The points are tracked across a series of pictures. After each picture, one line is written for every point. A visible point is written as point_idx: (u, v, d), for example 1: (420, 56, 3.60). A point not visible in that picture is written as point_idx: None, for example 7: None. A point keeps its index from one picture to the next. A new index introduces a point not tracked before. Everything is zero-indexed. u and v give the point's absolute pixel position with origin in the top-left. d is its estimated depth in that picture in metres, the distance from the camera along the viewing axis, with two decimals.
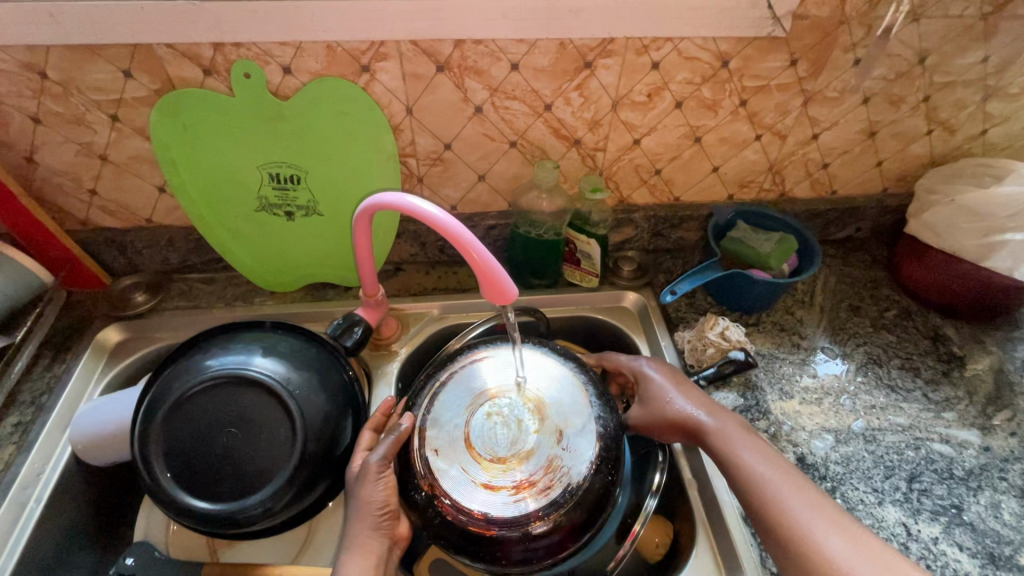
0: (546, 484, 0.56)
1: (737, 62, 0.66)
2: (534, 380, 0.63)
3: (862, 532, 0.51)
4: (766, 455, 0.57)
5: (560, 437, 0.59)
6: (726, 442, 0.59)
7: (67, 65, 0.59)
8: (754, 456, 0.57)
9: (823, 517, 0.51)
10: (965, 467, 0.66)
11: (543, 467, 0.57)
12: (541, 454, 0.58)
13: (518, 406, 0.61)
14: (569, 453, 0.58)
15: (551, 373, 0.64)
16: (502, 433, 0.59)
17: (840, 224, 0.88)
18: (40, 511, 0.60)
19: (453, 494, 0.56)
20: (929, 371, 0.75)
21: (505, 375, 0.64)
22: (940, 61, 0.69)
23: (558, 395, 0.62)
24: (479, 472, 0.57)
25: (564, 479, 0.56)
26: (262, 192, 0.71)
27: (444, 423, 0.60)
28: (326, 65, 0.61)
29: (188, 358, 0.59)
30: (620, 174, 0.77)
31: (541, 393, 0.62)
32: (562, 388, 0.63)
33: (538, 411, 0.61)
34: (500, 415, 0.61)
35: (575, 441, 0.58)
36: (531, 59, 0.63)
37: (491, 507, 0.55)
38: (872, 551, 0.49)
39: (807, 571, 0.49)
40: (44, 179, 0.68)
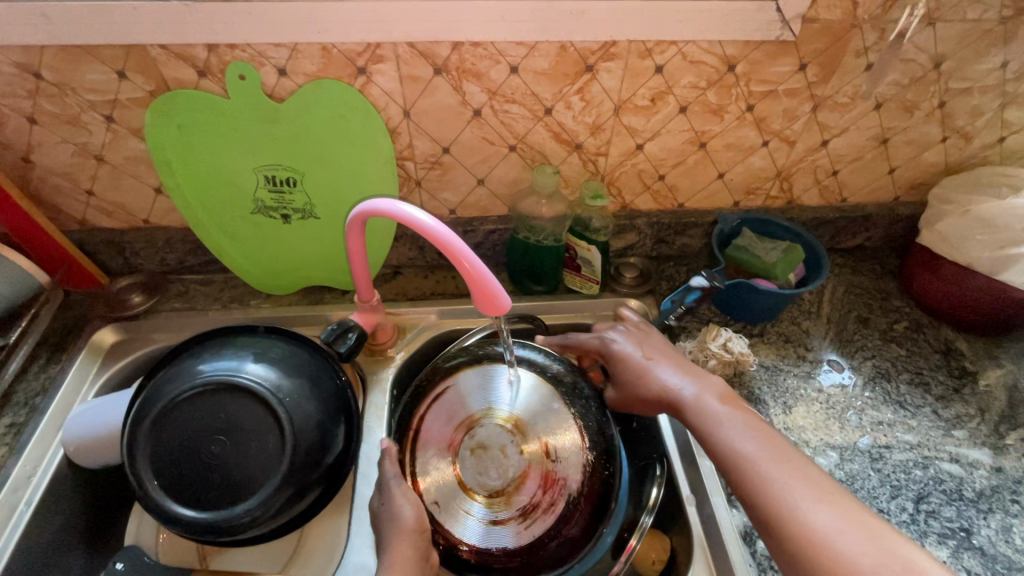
0: (552, 501, 0.58)
1: (744, 66, 0.64)
2: (504, 398, 0.62)
3: (847, 502, 0.48)
4: (746, 425, 0.55)
5: (548, 454, 0.59)
6: (703, 414, 0.57)
7: (62, 66, 0.58)
8: (732, 427, 0.55)
9: (804, 485, 0.48)
10: (975, 488, 0.63)
11: (540, 485, 0.58)
12: (533, 472, 0.59)
13: (497, 431, 0.60)
14: (562, 468, 0.59)
15: (522, 384, 0.63)
16: (491, 462, 0.59)
17: (850, 233, 0.85)
18: (30, 514, 0.59)
19: (467, 539, 0.57)
20: (940, 387, 0.73)
21: (476, 395, 0.62)
22: (956, 66, 0.67)
23: (534, 409, 0.61)
24: (481, 508, 0.58)
25: (564, 493, 0.58)
26: (258, 194, 0.70)
27: (429, 467, 0.59)
28: (321, 67, 0.60)
29: (178, 362, 0.59)
30: (623, 179, 0.75)
31: (516, 410, 0.61)
32: (536, 398, 0.62)
33: (518, 431, 0.60)
34: (482, 444, 0.60)
35: (565, 451, 0.59)
36: (531, 62, 0.62)
37: (504, 539, 0.57)
38: (858, 520, 0.46)
39: (787, 542, 0.46)
40: (41, 179, 0.68)
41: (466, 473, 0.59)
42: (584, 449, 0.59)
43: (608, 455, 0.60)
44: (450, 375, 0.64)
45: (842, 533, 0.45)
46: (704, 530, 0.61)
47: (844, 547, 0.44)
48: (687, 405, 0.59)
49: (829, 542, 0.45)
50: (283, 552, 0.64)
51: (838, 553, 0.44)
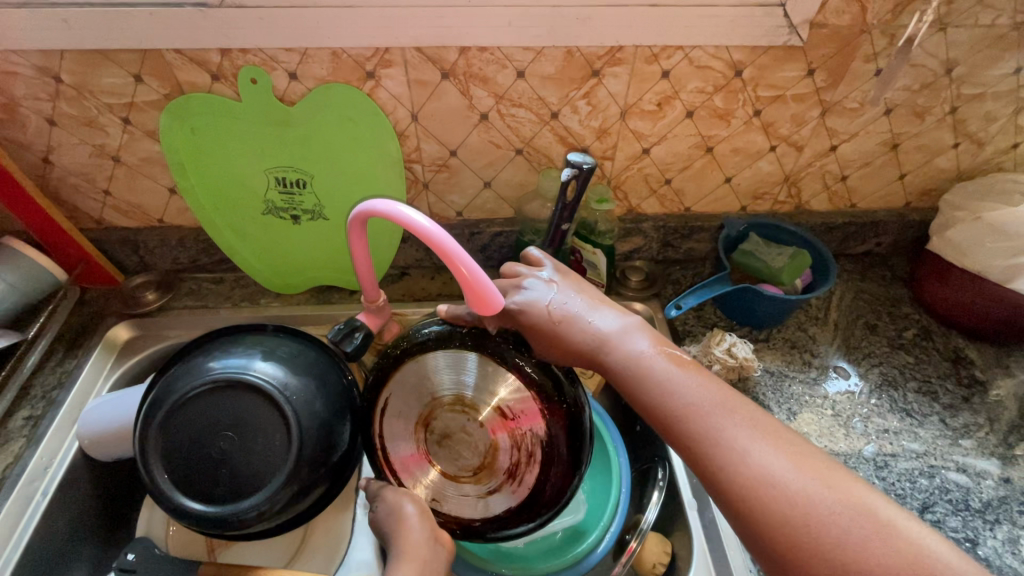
0: (529, 454, 0.57)
1: (751, 71, 0.64)
2: (435, 384, 0.58)
3: (787, 439, 0.47)
4: (675, 367, 0.52)
5: (507, 415, 0.57)
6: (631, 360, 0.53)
7: (81, 69, 0.60)
8: (663, 371, 0.52)
9: (740, 428, 0.47)
10: (981, 499, 0.63)
11: (512, 444, 0.57)
12: (502, 435, 0.57)
13: (448, 417, 0.58)
14: (522, 421, 0.56)
15: (449, 365, 0.57)
16: (462, 442, 0.59)
17: (860, 238, 0.84)
18: (46, 504, 0.61)
19: (476, 514, 0.58)
20: (948, 396, 0.72)
21: (411, 389, 0.59)
22: (968, 72, 0.66)
23: (474, 383, 0.57)
24: (474, 487, 0.58)
25: (535, 441, 0.56)
26: (268, 195, 0.71)
27: (411, 471, 0.59)
28: (331, 71, 0.62)
29: (186, 360, 0.60)
30: (629, 183, 0.75)
31: (456, 391, 0.58)
32: (464, 367, 0.57)
33: (472, 406, 0.58)
34: (445, 434, 0.59)
35: (523, 406, 0.56)
36: (537, 67, 0.62)
37: (508, 501, 0.57)
38: (799, 455, 0.46)
39: (735, 495, 0.45)
40: (59, 179, 0.70)
41: (446, 460, 0.59)
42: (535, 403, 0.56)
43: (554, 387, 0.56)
44: (382, 385, 0.58)
45: (785, 471, 0.44)
46: (705, 536, 0.62)
47: (788, 487, 0.44)
48: (612, 350, 0.54)
49: (774, 487, 0.44)
50: (290, 545, 0.66)
51: (785, 492, 0.43)
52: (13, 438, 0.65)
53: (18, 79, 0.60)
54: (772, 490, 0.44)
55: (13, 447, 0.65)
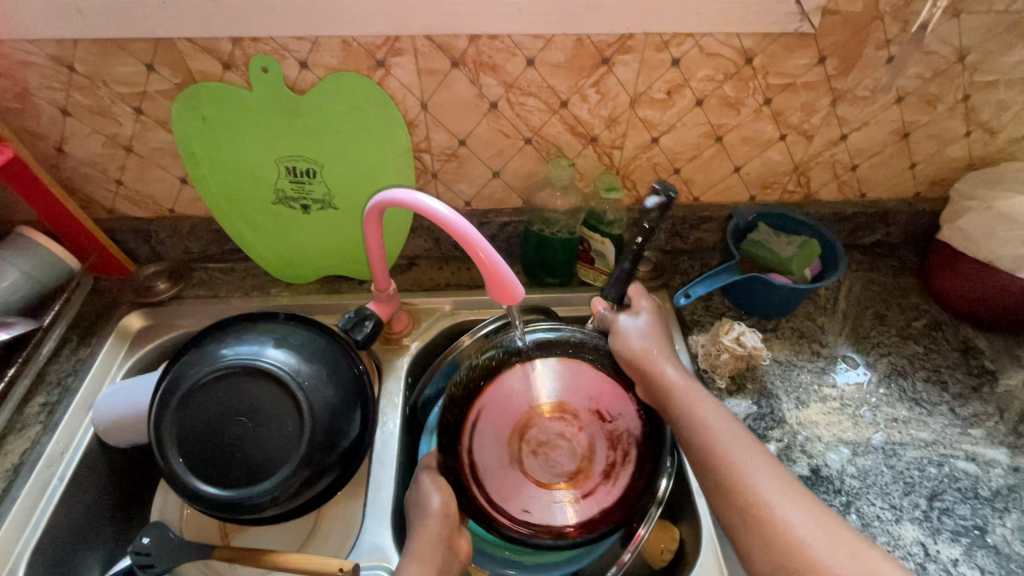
0: (625, 452, 0.59)
1: (762, 59, 0.64)
2: (538, 391, 0.59)
3: (820, 507, 0.50)
4: (731, 426, 0.56)
5: (604, 415, 0.59)
6: (692, 403, 0.57)
7: (93, 58, 0.60)
8: (719, 423, 0.56)
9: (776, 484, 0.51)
10: (991, 487, 0.63)
11: (609, 444, 0.59)
12: (601, 436, 0.59)
13: (547, 424, 0.58)
14: (616, 420, 0.59)
15: (534, 376, 0.59)
16: (561, 449, 0.59)
17: (869, 228, 0.84)
18: (63, 488, 0.62)
19: (573, 521, 0.58)
20: (958, 385, 0.72)
21: (507, 402, 0.59)
22: (981, 59, 0.65)
23: (574, 390, 0.59)
24: (568, 493, 0.59)
25: (633, 440, 0.59)
26: (279, 185, 0.72)
27: (495, 477, 0.59)
28: (342, 60, 0.62)
29: (200, 348, 0.61)
30: (637, 173, 0.75)
31: (554, 398, 0.58)
32: (562, 375, 0.59)
33: (572, 413, 0.59)
34: (542, 442, 0.58)
35: (620, 408, 0.59)
36: (547, 55, 0.62)
37: (602, 504, 0.58)
38: (829, 524, 0.49)
39: (759, 534, 0.49)
40: (72, 169, 0.70)
41: (540, 470, 0.59)
42: (632, 403, 0.60)
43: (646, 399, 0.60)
44: (476, 399, 0.58)
45: (811, 532, 0.48)
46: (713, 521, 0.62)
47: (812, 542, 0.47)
48: (676, 393, 0.58)
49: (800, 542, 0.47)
50: (303, 530, 0.67)
51: (806, 552, 0.47)
52: (29, 424, 0.66)
53: (32, 68, 0.61)
54: (796, 550, 0.47)
55: (30, 432, 0.66)
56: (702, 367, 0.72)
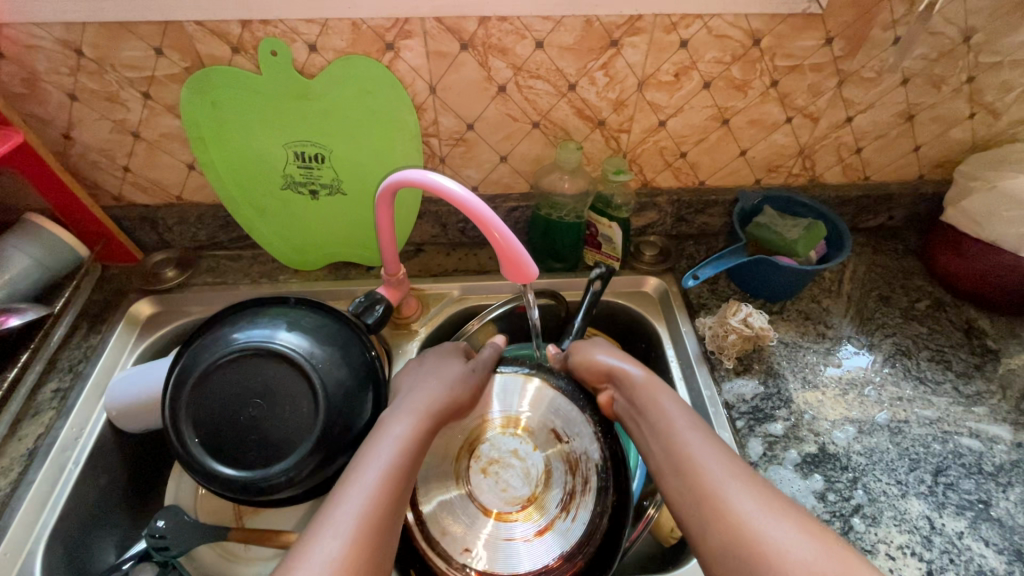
0: (584, 480, 0.59)
1: (769, 40, 0.64)
2: (496, 407, 0.63)
3: (777, 496, 0.45)
4: (692, 417, 0.54)
5: (560, 437, 0.62)
6: (652, 396, 0.56)
7: (102, 42, 0.60)
8: (676, 411, 0.54)
9: (728, 469, 0.47)
10: (994, 462, 0.64)
11: (565, 471, 0.60)
12: (555, 459, 0.61)
13: (501, 440, 0.62)
14: (573, 444, 0.61)
15: (499, 392, 0.64)
16: (512, 470, 0.61)
17: (872, 211, 0.85)
18: (79, 472, 0.63)
19: (525, 562, 0.56)
20: (961, 364, 0.73)
21: (464, 419, 0.62)
22: (986, 40, 0.66)
23: (534, 407, 0.63)
24: (519, 529, 0.58)
25: (591, 466, 0.59)
26: (287, 170, 0.72)
27: (438, 499, 0.59)
28: (351, 43, 0.62)
29: (213, 330, 0.61)
30: (644, 157, 0.75)
31: (510, 413, 0.63)
32: (523, 392, 0.64)
33: (528, 432, 0.62)
34: (495, 459, 0.61)
35: (576, 430, 0.61)
36: (556, 37, 0.62)
37: (559, 542, 0.57)
38: (782, 509, 0.44)
39: (704, 521, 0.45)
40: (80, 155, 0.70)
41: (489, 497, 0.59)
42: (590, 426, 0.61)
43: (605, 422, 0.62)
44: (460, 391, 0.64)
45: (758, 517, 0.43)
46: None
47: (760, 527, 0.42)
48: (637, 387, 0.57)
49: (747, 527, 0.43)
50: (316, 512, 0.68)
51: (751, 538, 0.42)
52: (43, 410, 0.67)
53: (39, 52, 0.61)
54: (741, 535, 0.42)
55: (43, 418, 0.66)
56: (709, 348, 0.72)
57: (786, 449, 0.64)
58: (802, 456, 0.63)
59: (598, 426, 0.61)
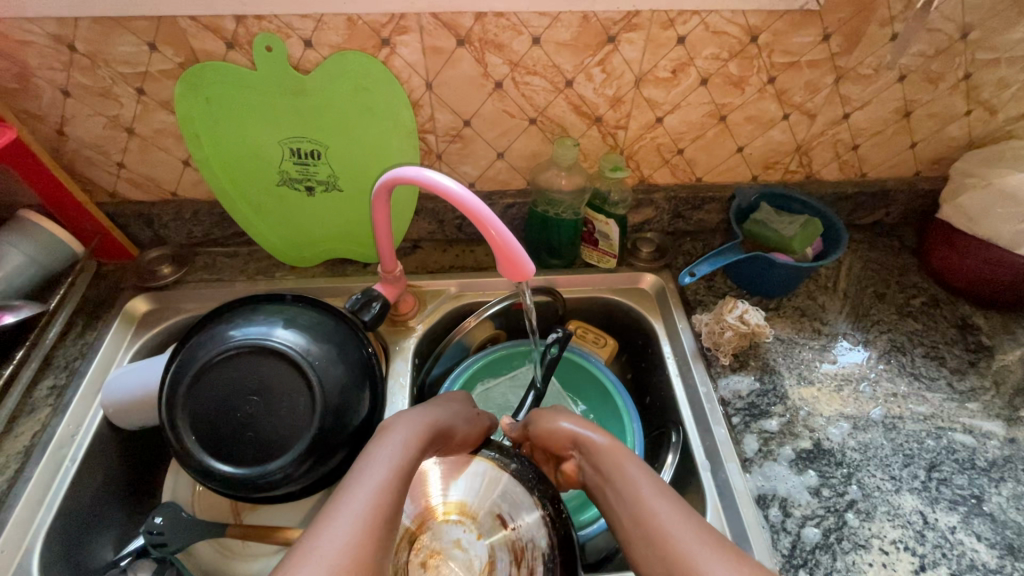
0: (529, 570, 0.54)
1: (767, 37, 0.64)
2: (439, 492, 0.59)
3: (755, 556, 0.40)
4: (658, 481, 0.49)
5: (504, 522, 0.57)
6: (617, 463, 0.51)
7: (95, 37, 0.60)
8: (643, 477, 0.49)
9: (702, 535, 0.42)
10: (987, 458, 0.64)
11: (509, 562, 0.55)
12: (500, 548, 0.56)
13: (444, 530, 0.58)
14: (519, 532, 0.56)
15: (449, 475, 0.59)
16: (455, 563, 0.56)
17: (869, 208, 0.85)
18: (75, 470, 0.63)
19: None
20: (956, 360, 0.73)
21: (407, 508, 0.58)
22: (983, 36, 0.66)
23: (478, 491, 0.59)
24: None
25: (537, 555, 0.54)
26: (283, 166, 0.71)
27: None
28: (346, 38, 0.61)
29: (209, 328, 0.61)
30: (641, 153, 0.75)
31: (456, 501, 0.59)
32: (472, 476, 0.59)
33: (472, 519, 0.58)
34: (435, 551, 0.57)
35: (521, 514, 0.57)
36: (553, 33, 0.62)
37: None
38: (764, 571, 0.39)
39: None
40: (74, 151, 0.70)
41: None
42: (538, 509, 0.56)
43: (555, 503, 0.56)
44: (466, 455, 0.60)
45: None
46: (719, 494, 0.62)
47: None
48: (601, 454, 0.53)
49: None
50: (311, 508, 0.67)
51: None
52: (38, 407, 0.66)
53: (32, 48, 0.60)
54: None
55: (39, 415, 0.66)
56: (705, 345, 0.73)
57: (781, 445, 0.64)
58: (796, 452, 0.64)
59: (547, 510, 0.56)
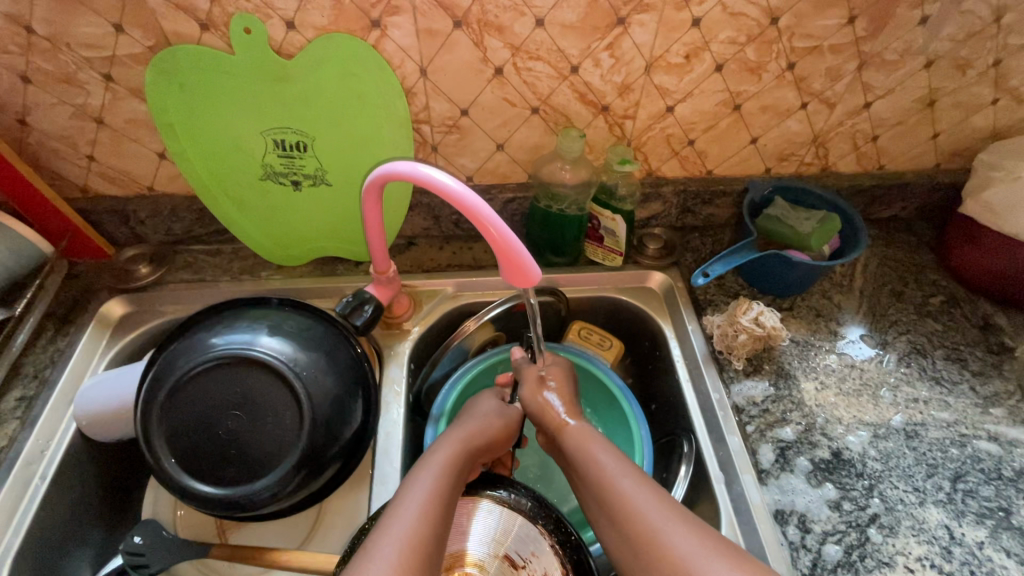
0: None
1: (788, 19, 0.60)
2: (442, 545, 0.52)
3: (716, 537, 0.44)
4: (623, 460, 0.52)
5: (516, 564, 0.52)
6: (582, 444, 0.54)
7: (54, 18, 0.55)
8: (605, 456, 0.52)
9: (661, 510, 0.46)
10: (1014, 467, 0.61)
11: None
12: None
13: None
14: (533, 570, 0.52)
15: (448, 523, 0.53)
16: None
17: (886, 202, 0.81)
18: (45, 489, 0.58)
19: None
20: (978, 363, 0.70)
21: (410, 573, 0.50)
22: (1017, 19, 0.62)
23: (483, 537, 0.53)
24: None
25: None
26: (266, 159, 0.66)
27: None
28: (333, 20, 0.56)
29: (187, 336, 0.56)
30: (650, 145, 0.71)
31: (459, 554, 0.52)
32: (471, 521, 0.54)
33: (479, 569, 0.52)
34: None
35: (532, 550, 0.53)
36: (557, 14, 0.57)
37: None
38: (722, 550, 0.42)
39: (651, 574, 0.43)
40: (38, 143, 0.64)
41: None
42: (546, 543, 0.53)
43: (562, 531, 0.53)
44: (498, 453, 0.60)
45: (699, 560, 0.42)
46: (733, 509, 0.58)
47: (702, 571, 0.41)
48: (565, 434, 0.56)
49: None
50: (302, 528, 0.63)
51: None
52: (5, 421, 0.62)
53: None
54: None
55: (5, 429, 0.61)
56: (717, 348, 0.69)
57: (798, 455, 0.61)
58: (814, 463, 0.60)
59: (555, 538, 0.53)
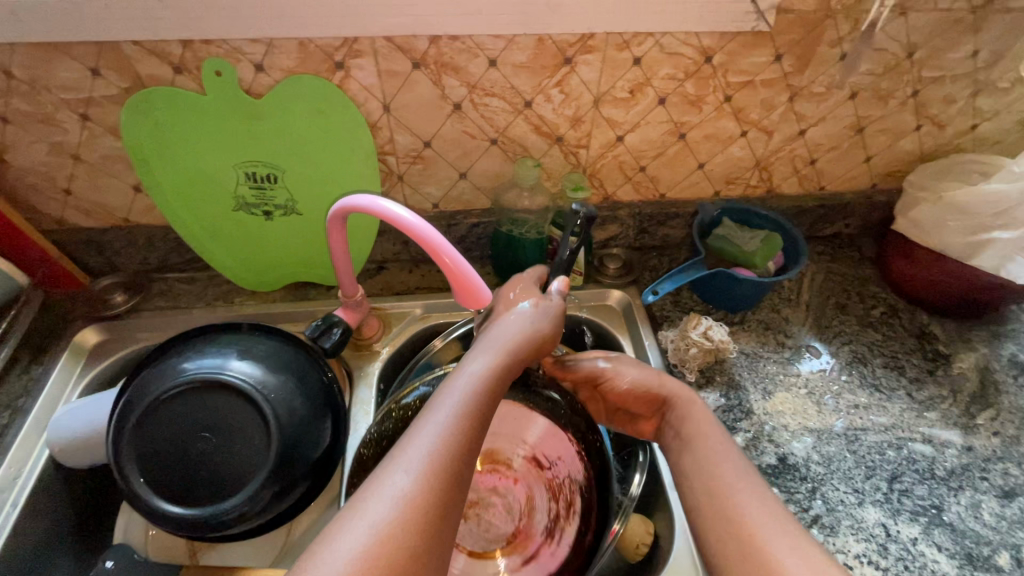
0: (567, 503, 0.64)
1: (721, 57, 0.65)
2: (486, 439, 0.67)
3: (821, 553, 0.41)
4: (743, 458, 0.51)
5: (541, 464, 0.66)
6: (701, 431, 0.54)
7: (33, 63, 0.58)
8: (730, 451, 0.51)
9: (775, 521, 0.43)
10: (946, 467, 0.65)
11: (549, 496, 0.65)
12: (538, 485, 0.65)
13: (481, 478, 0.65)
14: (556, 469, 0.65)
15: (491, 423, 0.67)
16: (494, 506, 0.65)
17: (828, 220, 0.86)
18: (16, 516, 0.59)
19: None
20: (914, 370, 0.74)
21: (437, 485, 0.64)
22: (929, 55, 0.68)
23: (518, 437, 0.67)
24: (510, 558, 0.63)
25: (573, 488, 0.64)
26: (239, 192, 0.70)
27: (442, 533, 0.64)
28: (299, 62, 0.60)
29: (160, 362, 0.59)
30: (604, 171, 0.75)
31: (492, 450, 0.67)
32: (508, 422, 0.67)
33: (509, 464, 0.66)
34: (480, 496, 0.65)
35: (556, 452, 0.65)
36: (508, 55, 0.62)
37: (543, 561, 0.62)
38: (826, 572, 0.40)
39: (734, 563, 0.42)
40: (16, 179, 0.67)
41: (477, 537, 0.64)
42: (569, 447, 0.65)
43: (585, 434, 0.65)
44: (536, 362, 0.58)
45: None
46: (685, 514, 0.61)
47: None
48: (691, 418, 0.56)
49: None
50: (271, 549, 0.64)
51: None
52: None
53: None
54: None
55: None
56: (672, 361, 0.73)
57: None
58: (761, 469, 0.64)
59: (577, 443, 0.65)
